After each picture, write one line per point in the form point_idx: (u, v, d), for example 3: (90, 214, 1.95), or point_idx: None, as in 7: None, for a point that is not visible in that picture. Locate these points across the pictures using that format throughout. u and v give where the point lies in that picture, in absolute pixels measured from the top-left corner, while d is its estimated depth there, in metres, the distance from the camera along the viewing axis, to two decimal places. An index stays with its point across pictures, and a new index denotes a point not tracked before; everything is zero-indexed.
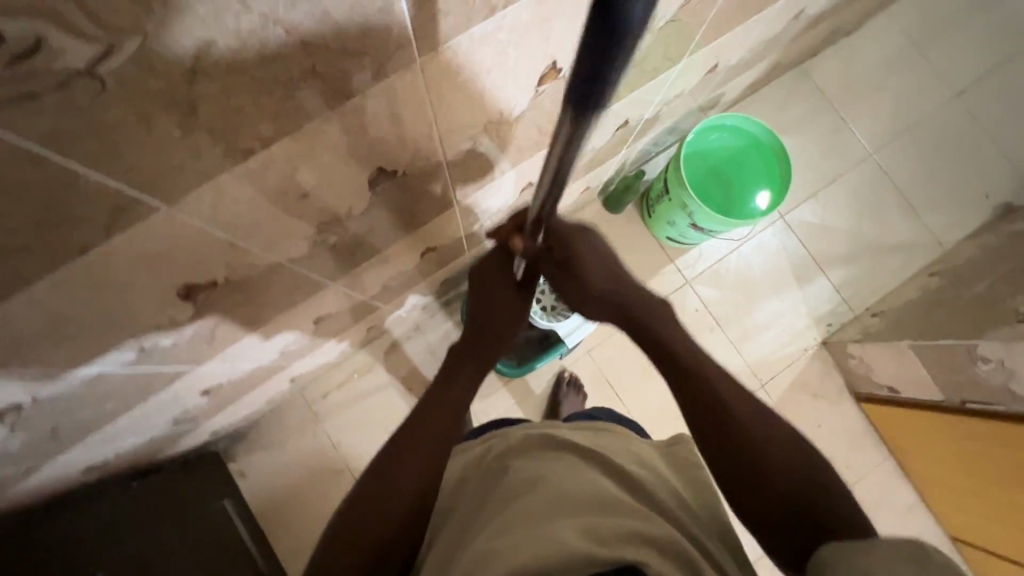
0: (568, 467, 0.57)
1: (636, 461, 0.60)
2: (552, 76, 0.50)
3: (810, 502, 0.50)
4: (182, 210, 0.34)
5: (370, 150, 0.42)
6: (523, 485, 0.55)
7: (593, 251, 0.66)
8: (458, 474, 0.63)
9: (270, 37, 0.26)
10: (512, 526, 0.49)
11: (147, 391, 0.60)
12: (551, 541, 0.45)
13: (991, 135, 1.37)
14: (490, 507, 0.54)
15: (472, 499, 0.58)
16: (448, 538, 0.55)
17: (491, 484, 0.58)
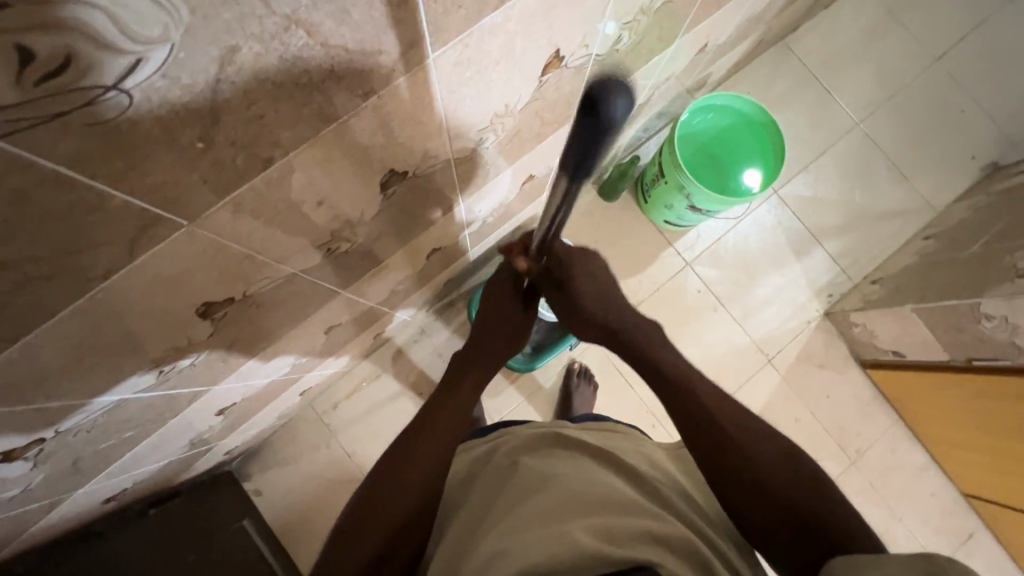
0: (579, 467, 0.57)
1: (647, 461, 0.60)
2: (555, 65, 0.50)
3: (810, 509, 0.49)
4: (203, 225, 0.34)
5: (380, 152, 0.42)
6: (533, 484, 0.55)
7: (592, 272, 0.66)
8: (463, 473, 0.64)
9: (292, 41, 0.26)
10: (525, 528, 0.49)
11: (165, 416, 0.59)
12: (564, 544, 0.45)
13: (973, 96, 1.38)
14: (501, 505, 0.55)
15: (479, 496, 0.58)
16: (458, 531, 0.55)
17: (499, 482, 0.59)
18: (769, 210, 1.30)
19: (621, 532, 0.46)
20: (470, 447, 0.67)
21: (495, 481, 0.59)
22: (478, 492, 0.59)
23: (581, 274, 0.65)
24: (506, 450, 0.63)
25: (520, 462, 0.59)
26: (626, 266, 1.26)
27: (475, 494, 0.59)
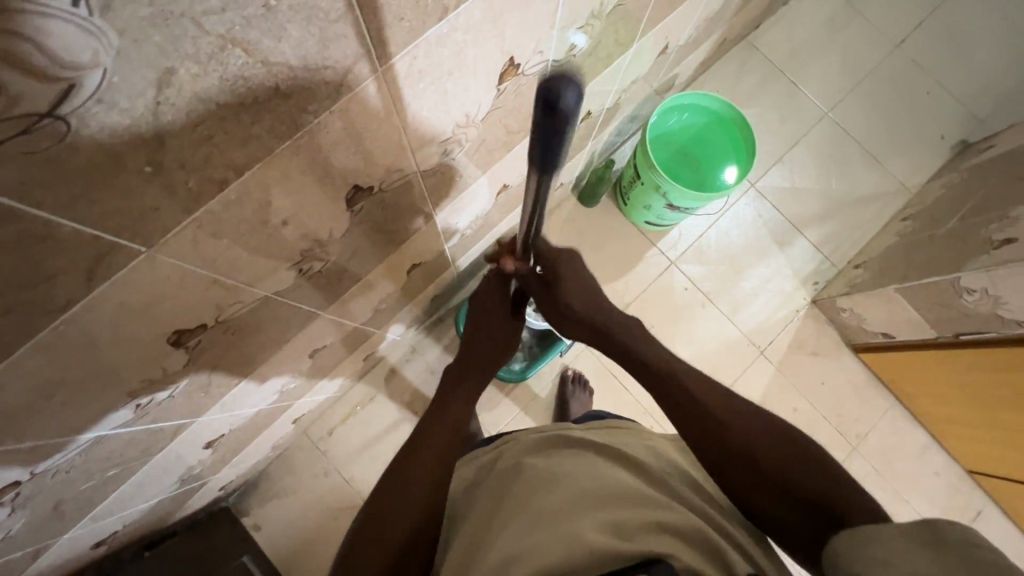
0: (584, 463, 0.56)
1: (654, 453, 0.59)
2: (511, 73, 0.51)
3: (807, 491, 0.47)
4: (163, 251, 0.34)
5: (342, 168, 0.43)
6: (538, 482, 0.54)
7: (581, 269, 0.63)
8: (468, 480, 0.63)
9: (231, 59, 0.26)
10: (533, 526, 0.48)
11: (149, 452, 0.59)
12: (572, 541, 0.45)
13: (937, 77, 1.41)
14: (506, 504, 0.54)
15: (484, 499, 0.58)
16: (466, 540, 0.54)
17: (504, 482, 0.58)
18: (748, 203, 1.32)
19: (630, 528, 0.46)
20: (471, 457, 0.66)
21: (499, 483, 0.58)
22: (483, 497, 0.58)
23: (570, 270, 0.62)
24: (510, 453, 0.62)
25: (523, 462, 0.58)
26: (610, 269, 1.27)
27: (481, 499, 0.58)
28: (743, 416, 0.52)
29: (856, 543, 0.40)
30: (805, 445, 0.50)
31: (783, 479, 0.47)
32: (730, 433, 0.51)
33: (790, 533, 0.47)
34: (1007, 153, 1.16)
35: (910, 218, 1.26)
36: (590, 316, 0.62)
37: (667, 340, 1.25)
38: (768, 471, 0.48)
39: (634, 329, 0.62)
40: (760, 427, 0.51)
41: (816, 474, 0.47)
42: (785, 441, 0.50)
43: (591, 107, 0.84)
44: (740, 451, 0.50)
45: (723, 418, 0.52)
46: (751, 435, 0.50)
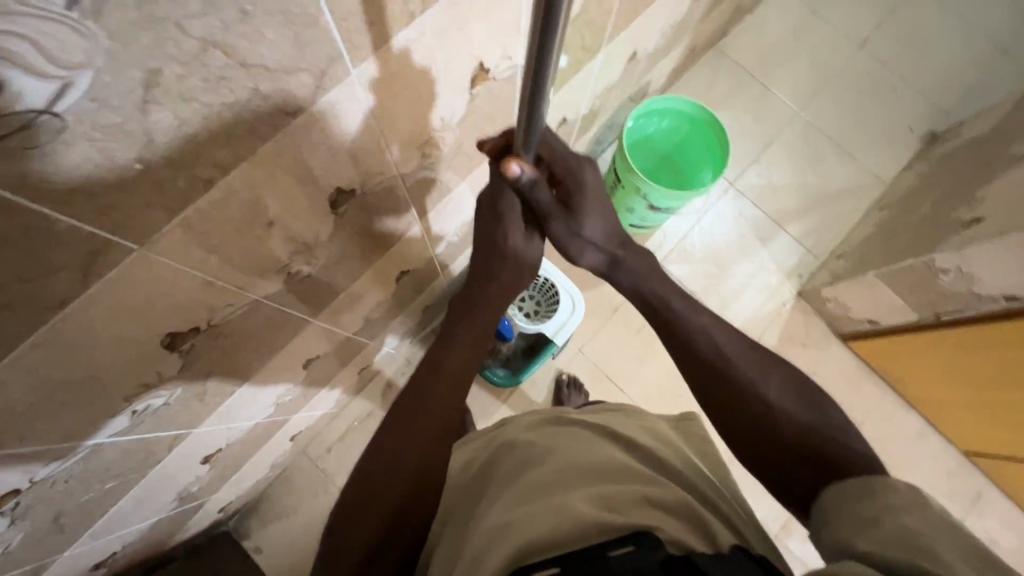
0: (579, 439, 0.59)
1: (647, 432, 0.63)
2: (483, 77, 0.55)
3: (821, 445, 0.46)
4: (156, 250, 0.36)
5: (325, 171, 0.45)
6: (531, 459, 0.56)
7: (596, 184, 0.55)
8: (465, 460, 0.64)
9: (212, 60, 0.29)
10: (524, 501, 0.50)
11: (146, 464, 0.60)
12: (564, 513, 0.46)
13: (901, 74, 1.46)
14: (499, 485, 0.56)
15: (479, 476, 0.60)
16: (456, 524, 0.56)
17: (498, 462, 0.59)
18: (728, 202, 1.36)
19: (620, 501, 0.48)
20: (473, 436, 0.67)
21: (494, 462, 0.60)
22: (474, 477, 0.60)
23: (592, 188, 0.54)
24: (507, 433, 0.63)
25: (518, 440, 0.60)
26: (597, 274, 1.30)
27: (476, 477, 0.60)
28: (764, 366, 0.52)
29: (847, 500, 0.41)
30: (820, 400, 0.50)
31: (793, 433, 0.48)
32: (743, 385, 0.51)
33: (789, 490, 0.48)
34: (972, 140, 1.20)
35: (885, 208, 1.29)
36: (602, 243, 0.57)
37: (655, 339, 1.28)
38: (777, 423, 0.49)
39: (640, 271, 0.58)
40: (776, 381, 0.51)
41: (819, 425, 0.48)
42: (801, 393, 0.50)
43: (565, 114, 0.89)
44: (749, 406, 0.50)
45: (745, 368, 0.52)
46: (765, 386, 0.51)
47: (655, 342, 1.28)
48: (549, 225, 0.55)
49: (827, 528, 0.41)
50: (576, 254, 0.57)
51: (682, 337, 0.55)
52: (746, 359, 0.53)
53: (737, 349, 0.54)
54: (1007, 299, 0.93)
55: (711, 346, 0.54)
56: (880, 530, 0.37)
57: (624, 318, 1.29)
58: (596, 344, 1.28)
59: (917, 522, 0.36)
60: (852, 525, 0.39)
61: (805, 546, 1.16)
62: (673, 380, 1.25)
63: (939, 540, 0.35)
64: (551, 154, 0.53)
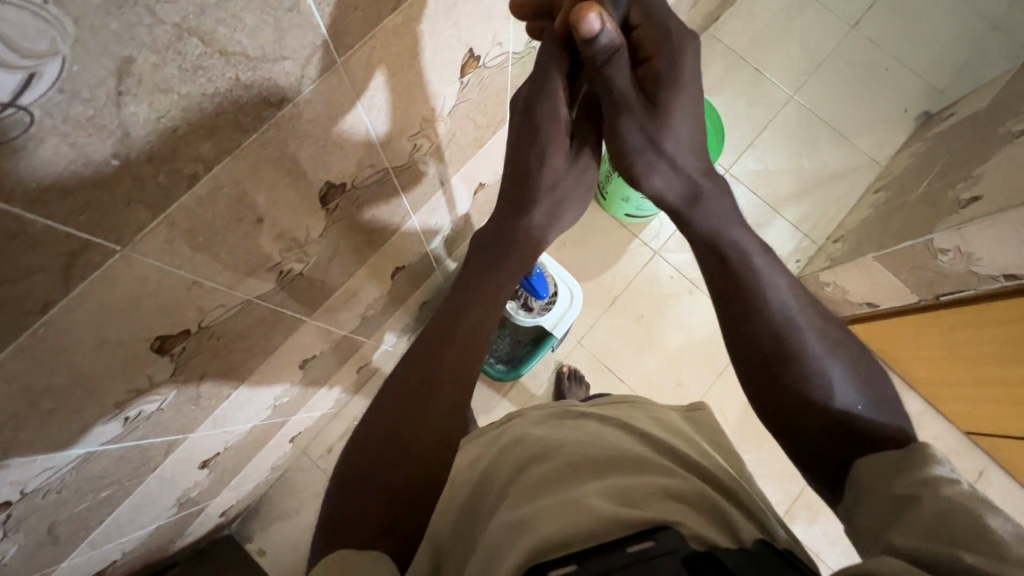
0: (590, 431, 0.59)
1: (658, 423, 0.62)
2: (473, 65, 0.53)
3: (866, 426, 0.44)
4: (140, 250, 0.35)
5: (314, 164, 0.44)
6: (542, 451, 0.55)
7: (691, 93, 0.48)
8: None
9: (187, 49, 0.27)
10: (534, 496, 0.50)
11: (142, 471, 0.59)
12: (582, 511, 0.46)
13: (894, 54, 1.45)
14: None
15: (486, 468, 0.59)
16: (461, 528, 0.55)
17: (508, 452, 0.58)
18: None
19: (636, 495, 0.48)
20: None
21: None
22: (482, 468, 0.59)
23: (687, 82, 0.48)
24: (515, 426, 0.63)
25: (526, 433, 0.59)
26: (595, 264, 1.29)
27: None
28: (834, 342, 0.48)
29: (883, 475, 0.41)
30: (879, 380, 0.48)
31: (846, 416, 0.45)
32: (800, 366, 0.46)
33: (817, 469, 0.46)
34: (968, 118, 1.19)
35: (882, 189, 1.28)
36: (684, 167, 0.51)
37: (654, 328, 1.27)
38: (827, 404, 0.45)
39: (725, 209, 0.52)
40: (841, 358, 0.47)
41: (870, 410, 0.45)
42: (862, 376, 0.47)
43: None
44: (791, 381, 0.47)
45: (814, 341, 0.47)
46: (830, 364, 0.46)
47: (656, 330, 1.27)
48: (620, 122, 0.49)
49: (857, 508, 0.42)
50: (645, 170, 0.51)
51: (748, 303, 0.49)
52: (817, 334, 0.48)
53: (803, 314, 0.48)
54: (1008, 277, 0.92)
55: (781, 316, 0.48)
56: (915, 513, 0.37)
57: (623, 307, 1.28)
58: (595, 335, 1.27)
59: (959, 494, 0.36)
60: (888, 509, 0.39)
61: (809, 530, 1.16)
62: (675, 369, 1.25)
63: (978, 506, 0.35)
64: (643, 20, 0.48)
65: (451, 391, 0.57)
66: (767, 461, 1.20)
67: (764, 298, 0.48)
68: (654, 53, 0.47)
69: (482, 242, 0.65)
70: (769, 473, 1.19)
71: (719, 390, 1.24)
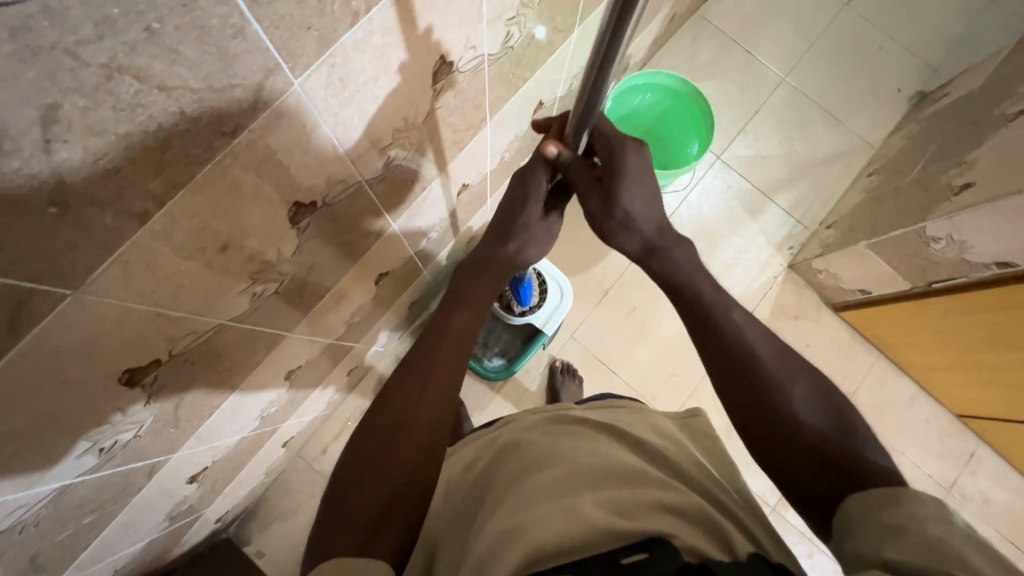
0: (587, 441, 0.59)
1: (653, 429, 0.62)
2: (446, 71, 0.51)
3: (843, 453, 0.45)
4: (94, 291, 0.33)
5: (279, 187, 0.42)
6: (539, 461, 0.56)
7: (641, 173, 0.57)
8: (465, 461, 0.64)
9: (120, 88, 0.25)
10: (531, 504, 0.49)
11: (127, 493, 0.58)
12: (576, 518, 0.45)
13: (888, 32, 1.42)
14: (500, 490, 0.55)
15: (482, 478, 0.59)
16: (454, 545, 0.53)
17: (502, 464, 0.59)
18: (715, 175, 1.34)
19: (630, 506, 0.48)
20: (472, 439, 0.67)
21: (497, 466, 0.59)
22: (479, 478, 0.60)
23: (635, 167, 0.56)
24: (510, 434, 0.63)
25: (523, 441, 0.60)
26: (586, 257, 1.28)
27: (479, 480, 0.59)
28: (791, 369, 0.50)
29: (873, 506, 0.41)
30: (843, 412, 0.48)
31: (816, 439, 0.46)
32: (767, 386, 0.49)
33: (799, 498, 0.47)
34: (962, 99, 1.16)
35: (875, 173, 1.27)
36: (642, 225, 0.58)
37: (646, 320, 1.26)
38: (796, 427, 0.47)
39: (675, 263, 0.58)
40: (801, 384, 0.49)
41: (842, 438, 0.46)
42: (827, 402, 0.48)
43: (542, 99, 0.83)
44: (767, 406, 0.49)
45: (774, 368, 0.50)
46: (791, 388, 0.49)
47: (647, 323, 1.26)
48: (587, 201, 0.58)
49: (847, 539, 0.41)
50: (614, 232, 0.59)
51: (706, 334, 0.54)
52: (777, 360, 0.51)
53: (762, 347, 0.52)
54: (999, 265, 0.92)
55: (740, 345, 0.52)
56: (908, 541, 0.37)
57: (615, 299, 1.27)
58: (587, 329, 1.26)
59: (948, 533, 0.36)
60: (875, 533, 0.39)
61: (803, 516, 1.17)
62: (668, 361, 1.25)
63: (965, 547, 0.35)
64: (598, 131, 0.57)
65: (434, 407, 0.54)
66: None
67: (722, 332, 0.53)
68: (608, 152, 0.56)
69: (471, 259, 0.66)
70: None
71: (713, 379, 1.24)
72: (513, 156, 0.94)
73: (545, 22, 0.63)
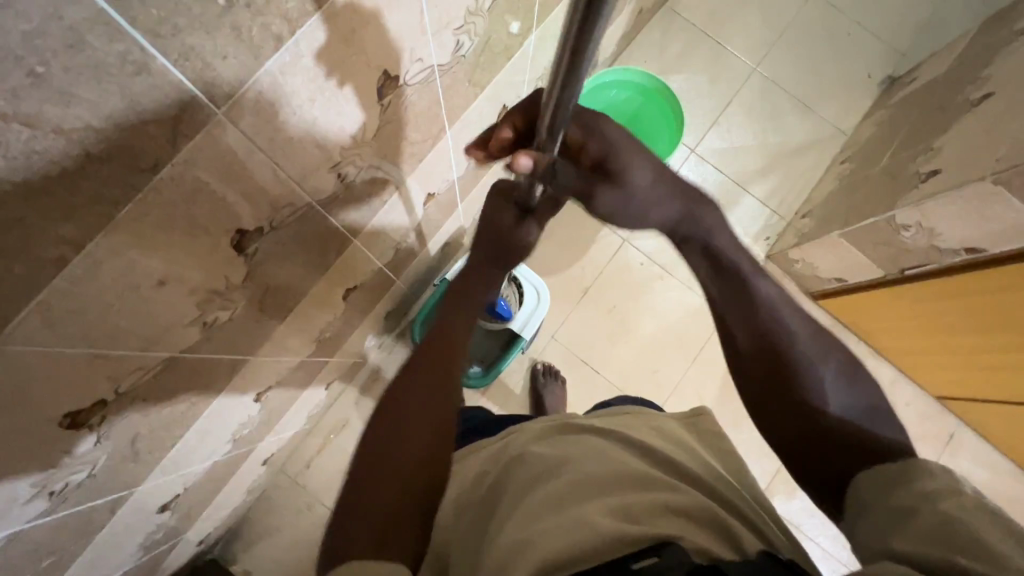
0: (592, 447, 0.57)
1: (657, 433, 0.62)
2: (392, 86, 0.50)
3: (869, 433, 0.45)
4: (14, 341, 0.32)
5: (216, 218, 0.40)
6: (541, 471, 0.54)
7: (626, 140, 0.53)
8: (474, 475, 0.62)
9: (9, 137, 0.24)
10: (540, 514, 0.48)
11: (88, 531, 0.57)
12: (584, 528, 0.44)
13: (855, 17, 1.42)
14: (505, 502, 0.53)
15: (489, 492, 0.58)
16: (467, 555, 0.52)
17: (507, 475, 0.57)
18: (690, 168, 1.34)
19: (638, 512, 0.47)
20: (475, 452, 0.66)
21: (501, 477, 0.58)
22: (485, 493, 0.58)
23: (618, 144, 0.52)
24: (513, 445, 0.62)
25: (526, 451, 0.59)
26: (565, 256, 1.27)
27: (485, 493, 0.58)
28: (820, 350, 0.49)
29: (881, 489, 0.41)
30: (871, 389, 0.48)
31: (840, 424, 0.46)
32: (797, 364, 0.49)
33: (817, 482, 0.47)
34: (928, 84, 1.17)
35: (847, 160, 1.27)
36: (660, 198, 0.54)
37: (631, 316, 1.26)
38: (825, 410, 0.47)
39: None
40: (833, 364, 0.49)
41: (864, 420, 0.46)
42: (853, 380, 0.48)
43: (506, 102, 0.82)
44: (797, 387, 0.48)
45: (807, 346, 0.50)
46: (821, 367, 0.49)
47: (629, 319, 1.26)
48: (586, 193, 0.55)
49: (856, 522, 0.42)
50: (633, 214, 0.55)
51: (737, 315, 0.53)
52: (808, 340, 0.50)
53: (796, 324, 0.51)
54: (968, 250, 0.92)
55: (770, 320, 0.51)
56: (916, 526, 0.37)
57: (595, 298, 1.26)
58: (569, 329, 1.26)
59: (955, 509, 0.36)
60: (884, 517, 0.39)
61: (789, 505, 1.18)
62: (653, 356, 1.25)
63: (975, 520, 0.35)
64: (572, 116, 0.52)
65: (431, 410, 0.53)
66: (743, 441, 1.21)
67: (752, 310, 0.52)
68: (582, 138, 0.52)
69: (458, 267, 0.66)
70: (748, 454, 1.20)
71: (698, 373, 1.24)
72: (481, 161, 0.92)
73: (497, 28, 0.62)
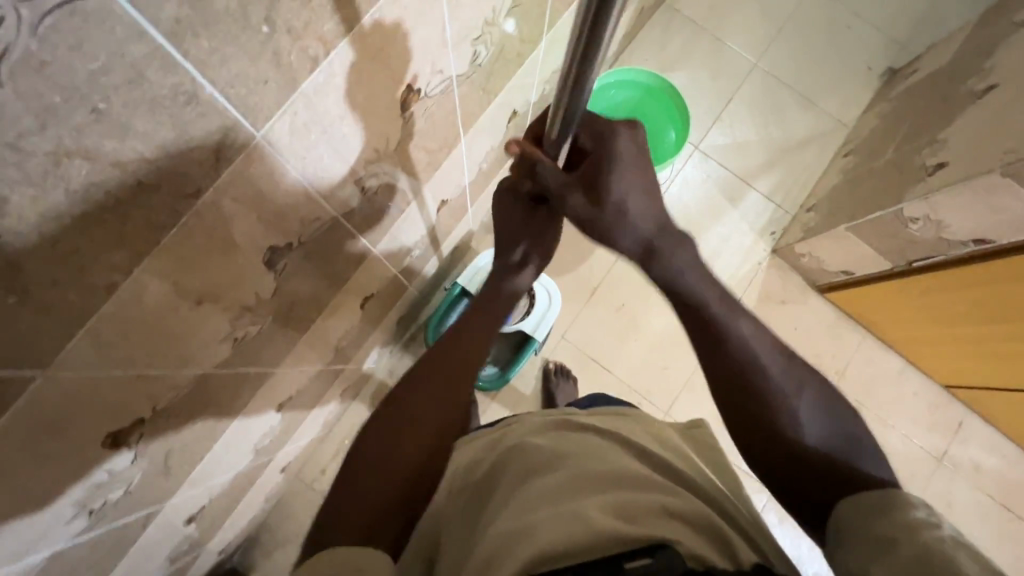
0: (592, 446, 0.57)
1: (654, 437, 0.62)
2: (414, 97, 0.50)
3: (847, 464, 0.46)
4: (64, 367, 0.32)
5: (250, 237, 0.41)
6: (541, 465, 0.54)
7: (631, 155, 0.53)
8: (466, 461, 0.61)
9: (70, 171, 0.25)
10: (534, 508, 0.48)
11: (121, 547, 0.57)
12: (581, 522, 0.45)
13: (853, 10, 1.42)
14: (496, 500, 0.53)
15: (484, 480, 0.57)
16: (455, 546, 0.51)
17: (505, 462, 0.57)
18: (695, 165, 1.34)
19: (635, 510, 0.47)
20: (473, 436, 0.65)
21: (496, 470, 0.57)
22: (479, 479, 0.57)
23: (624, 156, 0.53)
24: (510, 438, 0.62)
25: (526, 441, 0.58)
26: (573, 256, 1.28)
27: (484, 476, 0.57)
28: (797, 377, 0.50)
29: (862, 514, 0.42)
30: (849, 421, 0.49)
31: (814, 455, 0.47)
32: (769, 396, 0.49)
33: (800, 506, 0.47)
34: (930, 75, 1.17)
35: (850, 153, 1.28)
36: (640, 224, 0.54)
37: (640, 315, 1.27)
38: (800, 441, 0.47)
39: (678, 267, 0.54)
40: (811, 392, 0.50)
41: (844, 450, 0.47)
42: (831, 412, 0.49)
43: (515, 106, 0.82)
44: (770, 417, 0.49)
45: (778, 381, 0.50)
46: (799, 398, 0.49)
47: (637, 318, 1.27)
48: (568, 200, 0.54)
49: (838, 548, 0.42)
50: (612, 234, 0.54)
51: (712, 339, 0.52)
52: (782, 370, 0.51)
53: (769, 359, 0.51)
54: (977, 242, 0.93)
55: (743, 356, 0.51)
56: (894, 557, 0.37)
57: (603, 298, 1.27)
58: (579, 329, 1.26)
59: (937, 539, 0.37)
60: (866, 546, 0.40)
61: None
62: (661, 353, 1.26)
63: (955, 550, 0.36)
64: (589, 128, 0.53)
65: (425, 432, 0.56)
66: None
67: (725, 337, 0.52)
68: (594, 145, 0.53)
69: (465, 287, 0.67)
70: None
71: None
72: (491, 165, 0.93)
73: (510, 35, 0.62)
